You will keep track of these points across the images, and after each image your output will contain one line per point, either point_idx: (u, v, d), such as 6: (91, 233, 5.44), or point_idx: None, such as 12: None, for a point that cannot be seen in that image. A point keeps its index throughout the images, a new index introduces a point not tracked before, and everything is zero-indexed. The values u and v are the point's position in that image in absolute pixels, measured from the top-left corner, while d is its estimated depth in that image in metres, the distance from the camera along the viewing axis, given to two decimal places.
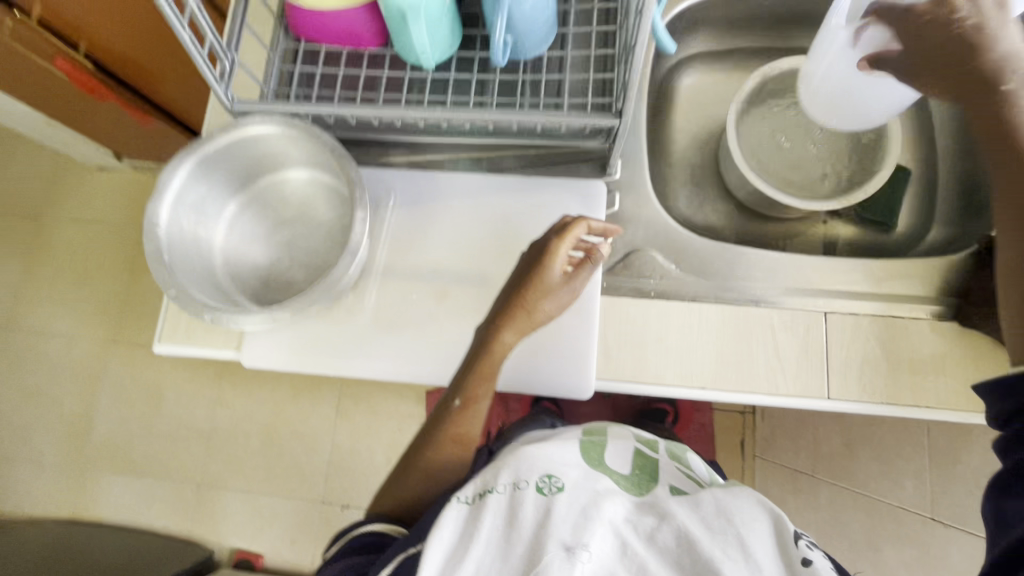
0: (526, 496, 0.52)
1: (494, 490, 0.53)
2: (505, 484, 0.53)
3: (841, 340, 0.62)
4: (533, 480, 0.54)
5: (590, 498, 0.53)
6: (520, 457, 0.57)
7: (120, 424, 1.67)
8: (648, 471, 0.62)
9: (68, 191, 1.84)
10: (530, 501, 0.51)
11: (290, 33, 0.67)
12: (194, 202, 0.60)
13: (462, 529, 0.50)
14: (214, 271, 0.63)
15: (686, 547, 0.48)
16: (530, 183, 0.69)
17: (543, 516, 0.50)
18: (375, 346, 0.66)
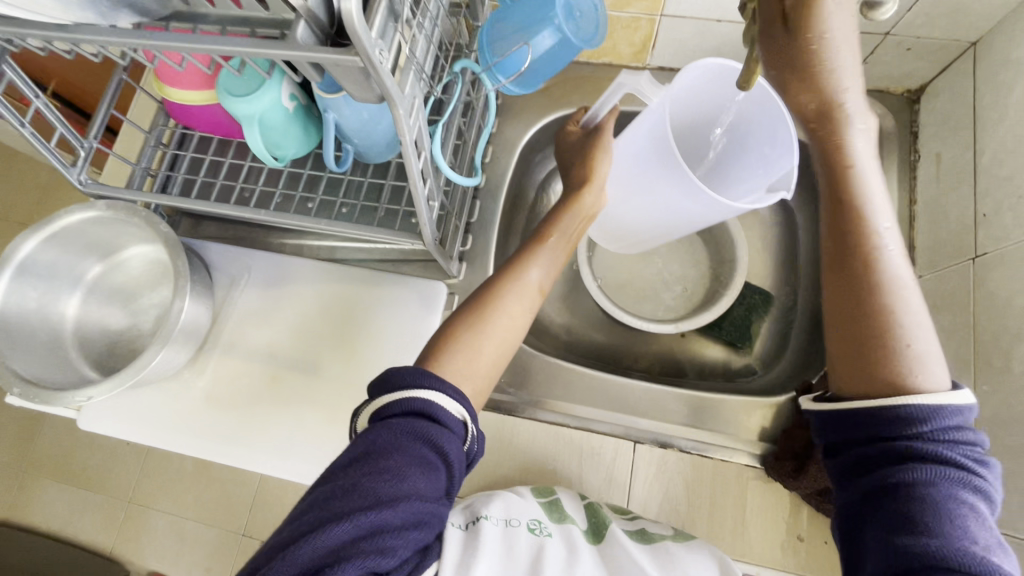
0: (519, 533, 0.51)
1: (486, 518, 0.52)
2: (498, 517, 0.52)
3: (645, 474, 0.61)
4: (524, 519, 0.53)
5: (569, 539, 0.52)
6: (512, 497, 0.56)
7: (68, 432, 1.73)
8: (599, 528, 0.55)
9: (58, 203, 1.95)
10: (521, 539, 0.50)
11: (168, 117, 0.72)
12: (37, 278, 0.63)
13: (463, 545, 0.47)
14: (59, 339, 0.66)
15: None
16: (375, 276, 0.71)
17: (539, 552, 0.49)
18: (201, 422, 0.67)
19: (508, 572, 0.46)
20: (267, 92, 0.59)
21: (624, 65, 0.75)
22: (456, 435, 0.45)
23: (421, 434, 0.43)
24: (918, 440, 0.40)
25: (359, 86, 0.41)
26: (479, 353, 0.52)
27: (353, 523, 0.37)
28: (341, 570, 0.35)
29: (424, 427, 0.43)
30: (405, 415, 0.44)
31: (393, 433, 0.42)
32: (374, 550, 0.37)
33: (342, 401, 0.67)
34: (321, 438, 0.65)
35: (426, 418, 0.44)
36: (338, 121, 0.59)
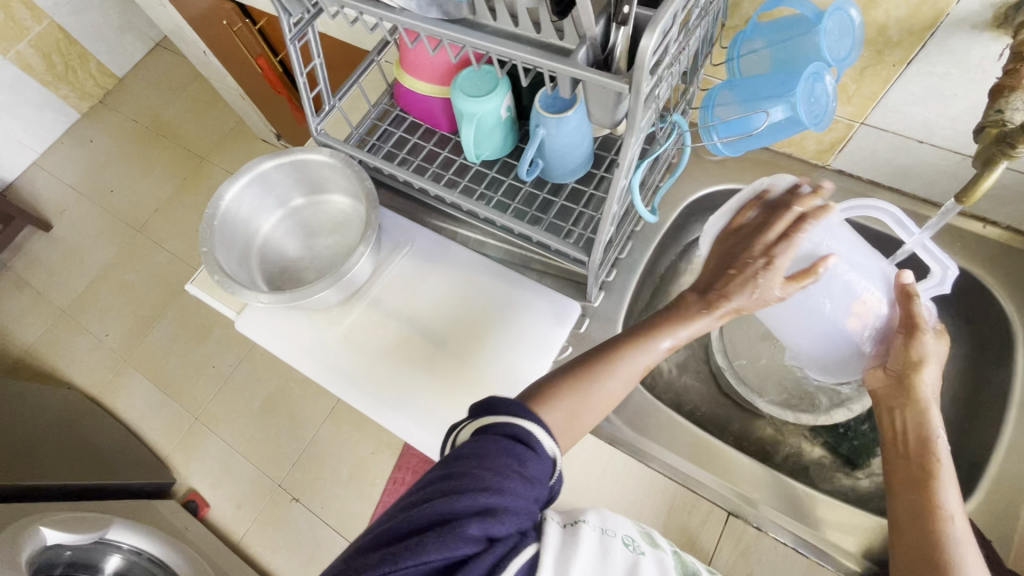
0: (617, 544, 0.50)
1: (585, 523, 0.50)
2: (595, 524, 0.50)
3: (729, 547, 0.61)
4: (620, 535, 0.52)
5: (657, 563, 0.52)
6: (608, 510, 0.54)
7: (171, 340, 1.92)
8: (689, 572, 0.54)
9: (234, 148, 2.26)
10: (618, 552, 0.49)
11: (391, 98, 0.84)
12: (257, 189, 0.75)
13: (563, 544, 0.45)
14: (252, 247, 0.77)
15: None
16: (520, 278, 0.77)
17: (633, 566, 0.49)
18: (335, 357, 0.75)
19: None
20: (495, 98, 0.68)
21: (803, 158, 0.78)
22: (544, 460, 0.47)
23: (516, 453, 0.46)
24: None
25: (606, 109, 0.48)
26: (581, 415, 0.55)
27: (471, 500, 0.42)
28: (462, 525, 0.41)
29: (519, 443, 0.46)
30: (503, 433, 0.47)
31: (493, 439, 0.46)
32: (486, 517, 0.41)
33: (462, 380, 0.71)
34: (431, 404, 0.71)
35: (518, 439, 0.46)
36: (544, 138, 0.67)
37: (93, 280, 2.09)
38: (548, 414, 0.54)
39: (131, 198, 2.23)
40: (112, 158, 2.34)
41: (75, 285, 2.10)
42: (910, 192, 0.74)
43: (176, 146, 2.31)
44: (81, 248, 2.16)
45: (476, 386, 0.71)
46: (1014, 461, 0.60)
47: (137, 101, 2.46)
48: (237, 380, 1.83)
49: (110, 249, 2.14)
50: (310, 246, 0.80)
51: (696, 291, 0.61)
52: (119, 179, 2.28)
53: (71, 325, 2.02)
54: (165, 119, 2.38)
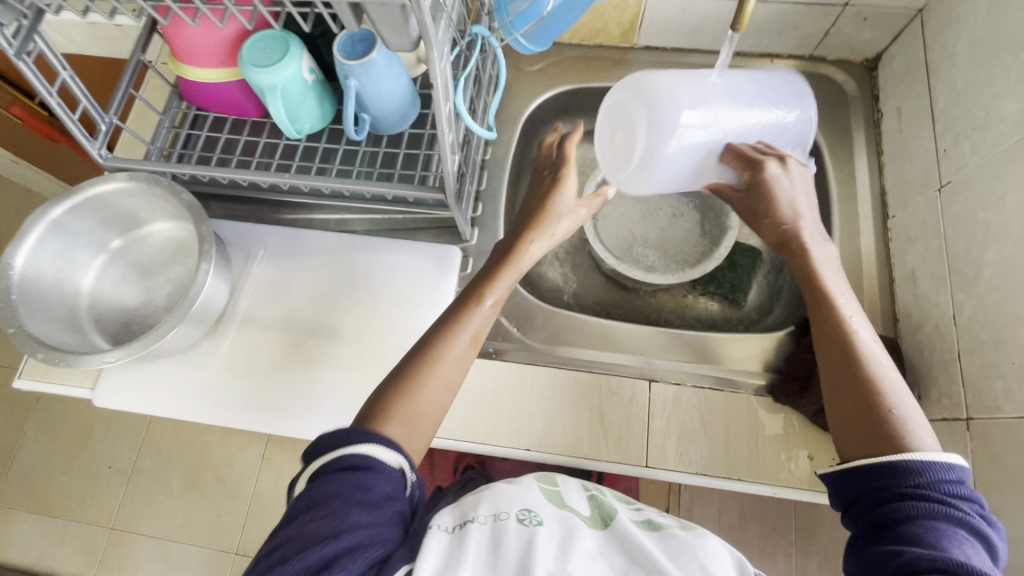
0: (507, 526, 0.44)
1: (474, 519, 0.45)
2: (485, 516, 0.45)
3: (663, 410, 0.64)
4: (512, 511, 0.46)
5: (566, 534, 0.45)
6: (496, 489, 0.49)
7: (44, 459, 1.66)
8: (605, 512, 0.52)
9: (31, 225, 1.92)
10: (509, 532, 0.44)
11: (182, 100, 0.75)
12: (55, 243, 0.64)
13: (443, 560, 0.41)
14: (74, 310, 0.66)
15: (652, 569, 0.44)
16: (392, 242, 0.74)
17: (527, 546, 0.43)
18: (224, 392, 0.68)
19: None
20: (292, 64, 0.63)
21: (613, 45, 0.82)
22: (390, 476, 0.45)
23: (352, 481, 0.43)
24: (924, 488, 0.41)
25: (398, 31, 0.46)
26: (419, 410, 0.51)
27: (301, 566, 0.40)
28: None
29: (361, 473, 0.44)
30: (340, 466, 0.44)
31: (327, 481, 0.43)
32: None
33: (369, 362, 0.68)
34: (344, 397, 0.67)
35: (355, 467, 0.44)
36: (358, 89, 0.63)
37: None
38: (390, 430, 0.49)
39: None
40: None
41: None
42: (706, 50, 0.81)
43: None
44: None
45: (385, 362, 0.68)
46: (850, 245, 0.70)
47: None
48: (143, 470, 1.63)
49: None
50: (147, 287, 0.70)
51: (532, 235, 0.64)
52: None
53: None
54: None
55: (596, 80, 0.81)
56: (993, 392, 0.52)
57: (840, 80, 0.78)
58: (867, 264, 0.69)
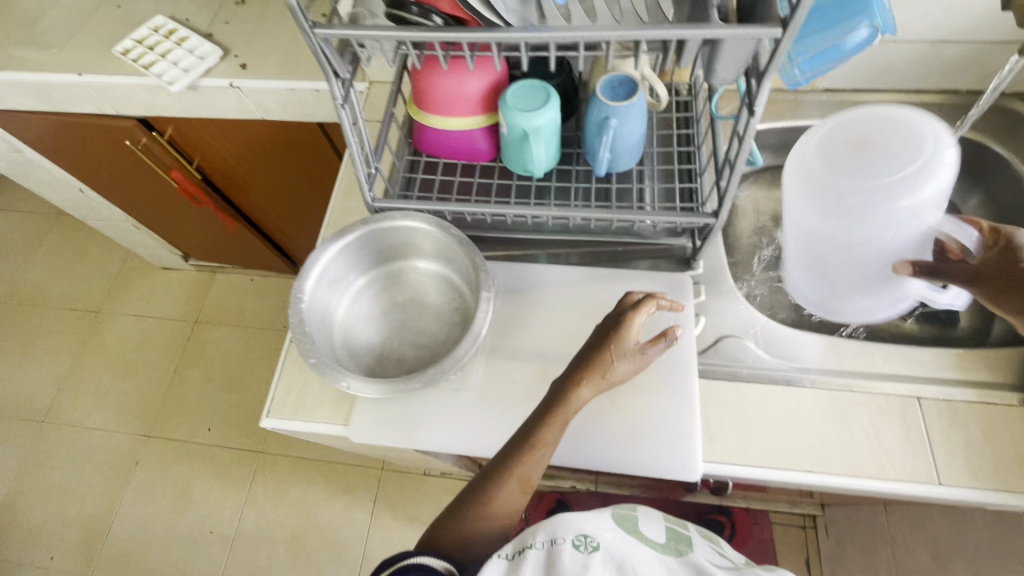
0: (565, 550, 0.55)
1: (533, 546, 0.57)
2: (542, 541, 0.57)
3: (939, 425, 0.64)
4: (569, 537, 0.57)
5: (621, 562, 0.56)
6: (555, 517, 0.60)
7: (142, 525, 1.61)
8: (684, 542, 0.64)
9: (131, 289, 1.98)
10: (566, 555, 0.55)
11: (413, 148, 0.80)
12: (333, 269, 0.69)
13: None
14: (336, 344, 0.69)
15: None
16: (623, 273, 0.76)
17: (583, 568, 0.54)
18: (479, 423, 0.68)
19: None
20: (554, 109, 0.68)
21: (792, 88, 0.89)
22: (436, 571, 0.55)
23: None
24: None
25: (733, 65, 0.51)
26: (483, 531, 0.60)
27: None
28: None
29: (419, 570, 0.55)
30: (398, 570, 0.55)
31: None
32: None
33: (624, 388, 0.68)
34: (607, 425, 0.66)
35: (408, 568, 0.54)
36: (616, 127, 0.67)
37: (7, 501, 1.69)
38: (455, 531, 0.60)
39: (19, 389, 1.84)
40: None
41: None
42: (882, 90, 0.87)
43: (55, 311, 1.96)
44: None
45: (640, 388, 0.68)
46: None
47: None
48: (246, 534, 1.57)
49: (16, 455, 1.75)
50: (392, 322, 0.73)
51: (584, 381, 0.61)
52: None
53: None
54: (29, 286, 2.02)
55: (781, 120, 0.88)
56: None
57: (1019, 110, 0.83)
58: None
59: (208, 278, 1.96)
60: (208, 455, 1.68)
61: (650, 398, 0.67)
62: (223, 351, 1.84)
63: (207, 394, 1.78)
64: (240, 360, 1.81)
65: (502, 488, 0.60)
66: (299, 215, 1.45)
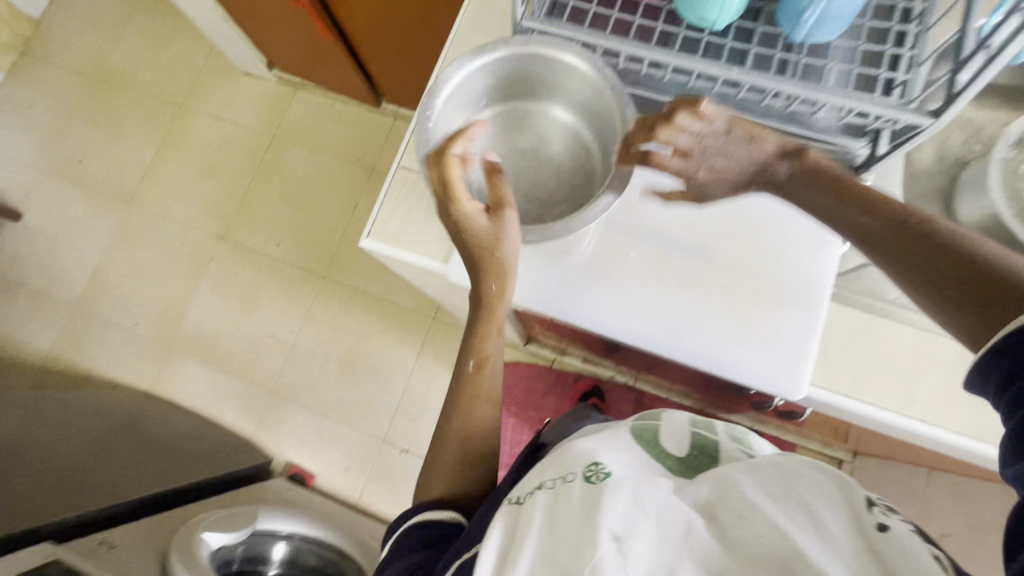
0: (575, 487, 0.52)
1: (541, 487, 0.55)
2: (553, 479, 0.55)
3: None
4: (579, 470, 0.55)
5: (641, 486, 0.51)
6: (566, 455, 0.59)
7: (214, 316, 1.76)
8: (707, 455, 0.64)
9: (213, 88, 1.95)
10: (575, 488, 0.52)
11: None
12: (460, 92, 0.63)
13: (505, 531, 0.51)
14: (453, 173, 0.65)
15: (751, 518, 0.46)
16: None
17: (591, 498, 0.49)
18: (581, 292, 0.64)
19: (550, 549, 0.47)
20: None
21: None
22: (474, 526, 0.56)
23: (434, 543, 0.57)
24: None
25: None
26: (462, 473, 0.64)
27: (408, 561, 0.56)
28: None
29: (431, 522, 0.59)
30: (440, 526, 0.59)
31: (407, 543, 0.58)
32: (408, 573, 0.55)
33: (743, 292, 0.63)
34: (716, 325, 0.62)
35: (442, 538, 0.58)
36: None
37: (98, 267, 1.85)
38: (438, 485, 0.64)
39: (108, 167, 1.93)
40: (66, 122, 1.98)
41: (79, 278, 1.85)
42: None
43: (140, 96, 1.97)
44: (69, 234, 1.88)
45: (762, 296, 0.62)
46: None
47: (71, 47, 2.04)
48: (303, 346, 1.70)
49: (106, 229, 1.88)
50: (508, 165, 0.68)
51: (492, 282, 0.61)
52: (84, 146, 1.95)
53: (91, 321, 1.81)
54: (117, 65, 2.01)
55: None
56: None
57: None
58: None
59: (289, 93, 1.90)
60: (276, 267, 1.77)
61: (771, 308, 0.62)
62: (297, 172, 1.85)
63: (279, 211, 1.82)
64: (312, 185, 1.82)
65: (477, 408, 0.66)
66: (397, 37, 1.32)
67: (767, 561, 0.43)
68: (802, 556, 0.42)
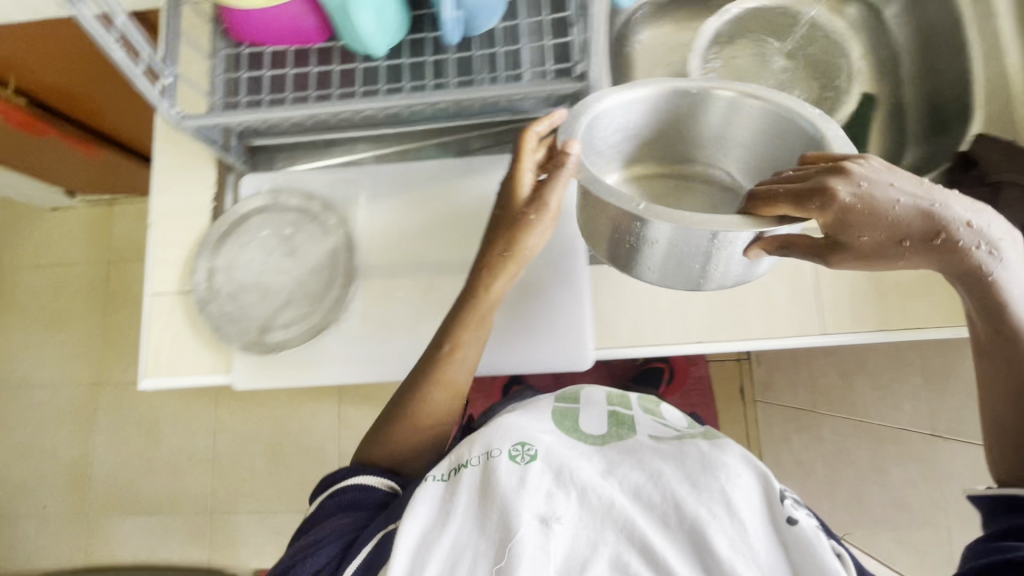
0: (499, 466, 0.47)
1: (467, 463, 0.49)
2: (477, 456, 0.48)
3: (828, 274, 0.62)
4: (505, 447, 0.48)
5: (567, 465, 0.47)
6: (497, 425, 0.51)
7: (122, 463, 1.66)
8: (627, 429, 0.54)
9: (23, 235, 1.79)
10: (503, 468, 0.46)
11: (227, 37, 0.64)
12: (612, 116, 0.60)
13: (449, 501, 0.47)
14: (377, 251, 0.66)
15: (669, 507, 0.45)
16: (503, 158, 0.67)
17: (519, 481, 0.46)
18: (366, 349, 0.65)
19: (477, 538, 0.44)
20: None
21: None
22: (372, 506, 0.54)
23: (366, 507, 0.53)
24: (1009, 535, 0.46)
25: None
26: (433, 400, 0.59)
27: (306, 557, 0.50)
28: None
29: (366, 496, 0.55)
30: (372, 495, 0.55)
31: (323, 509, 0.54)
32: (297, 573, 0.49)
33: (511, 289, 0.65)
34: (496, 330, 0.64)
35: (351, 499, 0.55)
36: None
37: None
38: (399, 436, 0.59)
39: None
40: None
41: None
42: None
43: None
44: None
45: (528, 286, 0.65)
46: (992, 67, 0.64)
47: None
48: (224, 454, 1.64)
49: None
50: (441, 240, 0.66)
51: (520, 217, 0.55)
52: None
53: None
54: None
55: None
56: None
57: None
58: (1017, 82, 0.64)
59: (105, 210, 1.77)
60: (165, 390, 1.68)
61: (538, 295, 0.64)
62: None
63: None
64: None
65: (429, 393, 0.59)
66: None
67: (690, 545, 0.43)
68: (712, 552, 0.42)
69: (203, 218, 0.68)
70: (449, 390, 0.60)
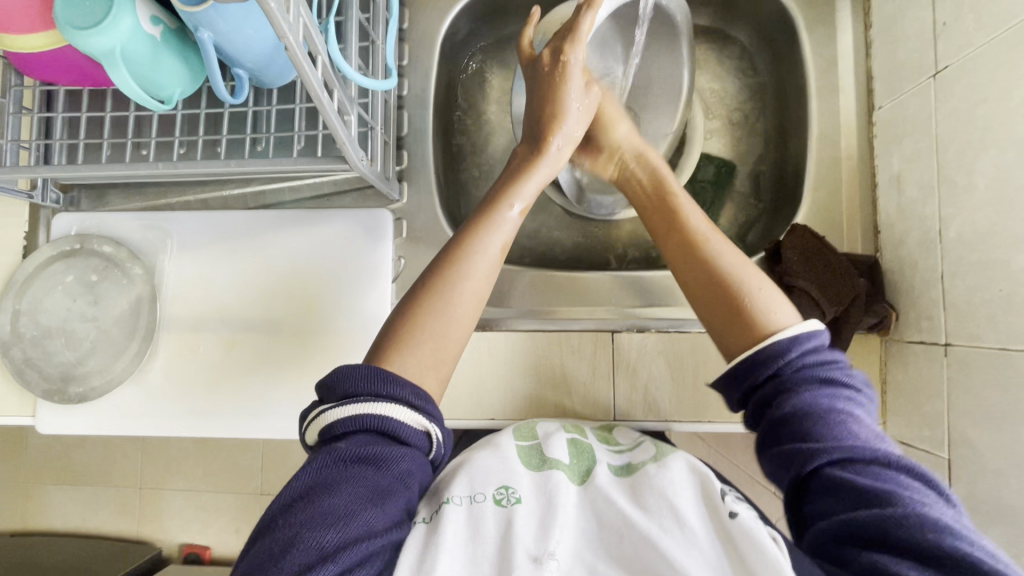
0: (485, 513, 0.45)
1: (450, 501, 0.45)
2: (460, 497, 0.46)
3: (626, 359, 0.61)
4: (488, 492, 0.47)
5: (547, 508, 0.46)
6: (473, 466, 0.49)
7: None
8: (586, 469, 0.51)
9: None
10: (487, 517, 0.45)
11: (21, 73, 0.61)
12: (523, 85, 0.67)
13: (428, 540, 0.42)
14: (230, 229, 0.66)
15: (628, 540, 0.44)
16: (314, 216, 0.66)
17: (506, 529, 0.44)
18: (168, 401, 0.65)
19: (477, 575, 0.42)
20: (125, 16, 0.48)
21: None
22: (414, 451, 0.41)
23: (379, 460, 0.39)
24: (782, 374, 0.42)
25: None
26: (445, 337, 0.46)
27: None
28: None
29: (383, 425, 0.40)
30: (381, 441, 0.40)
31: (346, 463, 0.38)
32: None
33: (313, 349, 0.65)
34: (293, 392, 0.64)
35: (382, 440, 0.40)
36: (217, 42, 0.49)
37: None
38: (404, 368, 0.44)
39: None
40: None
41: None
42: None
43: None
44: None
45: (332, 349, 0.64)
46: (828, 148, 0.61)
47: None
48: None
49: None
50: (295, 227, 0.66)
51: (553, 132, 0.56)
52: None
53: None
54: None
55: None
56: (977, 320, 0.46)
57: None
58: (848, 168, 0.60)
59: None
60: None
61: (340, 360, 0.64)
62: None
63: None
64: None
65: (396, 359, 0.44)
66: None
67: None
68: None
69: (11, 257, 0.66)
70: (440, 373, 0.45)
